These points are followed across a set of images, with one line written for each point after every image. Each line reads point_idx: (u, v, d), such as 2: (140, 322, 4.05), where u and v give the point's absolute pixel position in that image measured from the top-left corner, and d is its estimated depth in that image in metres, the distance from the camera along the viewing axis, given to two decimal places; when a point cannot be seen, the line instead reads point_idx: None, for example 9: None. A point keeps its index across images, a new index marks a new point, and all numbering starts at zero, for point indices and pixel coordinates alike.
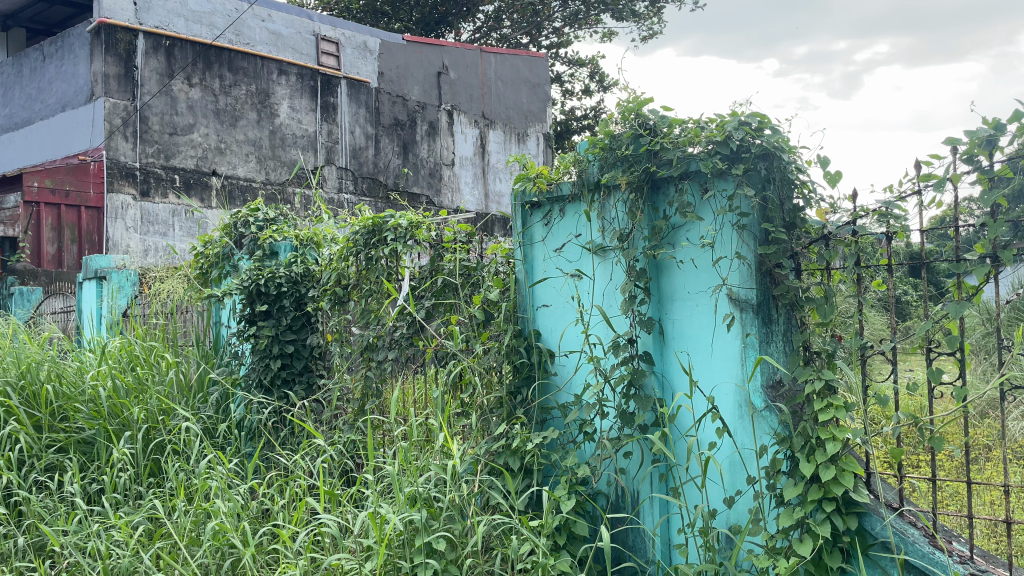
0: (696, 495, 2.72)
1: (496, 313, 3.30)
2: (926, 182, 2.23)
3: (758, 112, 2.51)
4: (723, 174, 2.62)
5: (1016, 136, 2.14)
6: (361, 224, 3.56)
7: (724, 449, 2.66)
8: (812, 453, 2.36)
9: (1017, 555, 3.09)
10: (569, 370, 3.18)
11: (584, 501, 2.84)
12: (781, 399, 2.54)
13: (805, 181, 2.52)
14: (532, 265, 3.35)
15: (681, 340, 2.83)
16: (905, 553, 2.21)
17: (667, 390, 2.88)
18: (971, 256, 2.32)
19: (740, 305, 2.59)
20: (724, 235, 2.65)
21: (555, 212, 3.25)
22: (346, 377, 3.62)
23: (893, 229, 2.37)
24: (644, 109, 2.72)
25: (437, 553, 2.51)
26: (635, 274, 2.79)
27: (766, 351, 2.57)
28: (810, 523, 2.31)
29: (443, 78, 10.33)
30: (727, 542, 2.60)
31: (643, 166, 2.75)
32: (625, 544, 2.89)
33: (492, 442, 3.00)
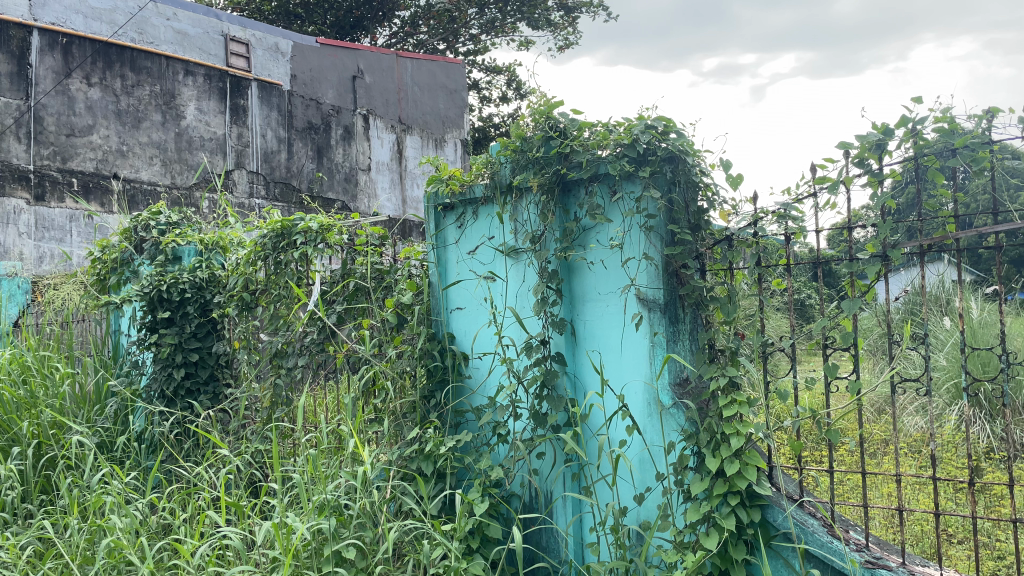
0: (608, 493, 2.75)
1: (410, 317, 3.24)
2: (820, 185, 2.33)
3: (663, 117, 2.56)
4: (630, 176, 2.66)
5: (903, 141, 2.25)
6: (270, 227, 3.47)
7: (634, 447, 2.70)
8: (717, 448, 2.41)
9: (911, 542, 3.23)
10: (483, 373, 3.18)
11: (498, 504, 2.83)
12: (687, 396, 2.59)
13: (708, 184, 2.59)
14: (446, 267, 3.34)
15: (592, 340, 2.86)
16: (805, 543, 2.29)
17: (579, 390, 2.91)
18: (863, 256, 2.43)
19: (648, 304, 2.64)
20: (632, 236, 2.69)
21: (468, 214, 3.23)
22: (254, 386, 3.53)
23: (791, 230, 2.47)
24: (554, 111, 2.73)
25: (347, 561, 2.45)
26: (547, 275, 2.80)
27: (673, 349, 2.62)
28: (716, 517, 2.35)
29: (359, 82, 10.18)
30: (637, 539, 2.63)
31: (554, 168, 2.76)
32: (538, 545, 2.90)
33: (405, 447, 2.96)
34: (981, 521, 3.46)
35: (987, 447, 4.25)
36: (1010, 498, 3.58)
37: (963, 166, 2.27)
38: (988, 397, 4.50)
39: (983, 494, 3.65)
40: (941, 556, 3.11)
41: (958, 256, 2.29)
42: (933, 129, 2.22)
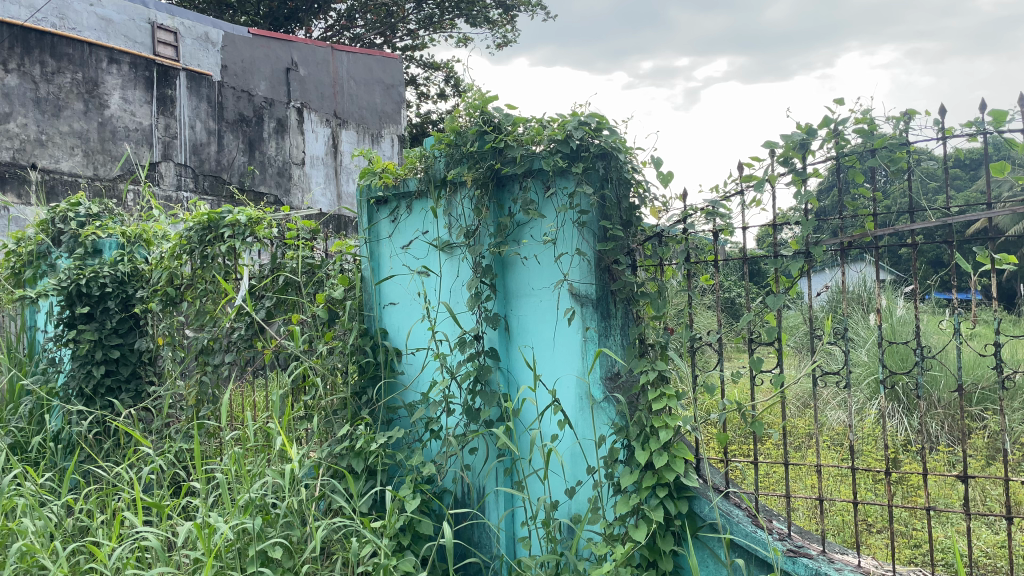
0: (539, 488, 2.75)
1: (341, 312, 3.21)
2: (747, 183, 2.38)
3: (596, 113, 2.57)
4: (564, 172, 2.66)
5: (825, 141, 2.31)
6: (195, 219, 3.35)
7: (566, 441, 2.71)
8: (646, 441, 2.43)
9: (832, 532, 3.33)
10: (416, 369, 3.15)
11: (429, 500, 2.81)
12: (618, 390, 2.61)
13: (639, 181, 2.62)
14: (379, 261, 3.30)
15: (525, 334, 2.86)
16: (730, 533, 2.33)
17: (512, 384, 2.90)
18: (787, 252, 2.49)
19: (581, 300, 2.65)
20: (566, 232, 2.69)
21: (402, 208, 3.19)
22: (178, 383, 3.42)
23: (719, 227, 2.51)
24: (489, 106, 2.70)
25: (273, 562, 2.40)
26: (481, 270, 2.79)
27: (605, 344, 2.64)
28: (645, 509, 2.38)
29: (293, 74, 9.98)
30: (568, 532, 2.64)
31: (488, 163, 2.75)
32: (470, 541, 2.89)
33: (336, 444, 2.91)
34: (898, 510, 3.59)
35: (904, 440, 4.42)
36: (925, 488, 3.73)
37: (881, 166, 2.35)
38: (905, 390, 4.68)
39: (900, 485, 3.79)
40: (860, 545, 3.22)
41: (876, 254, 2.37)
42: (853, 129, 2.28)
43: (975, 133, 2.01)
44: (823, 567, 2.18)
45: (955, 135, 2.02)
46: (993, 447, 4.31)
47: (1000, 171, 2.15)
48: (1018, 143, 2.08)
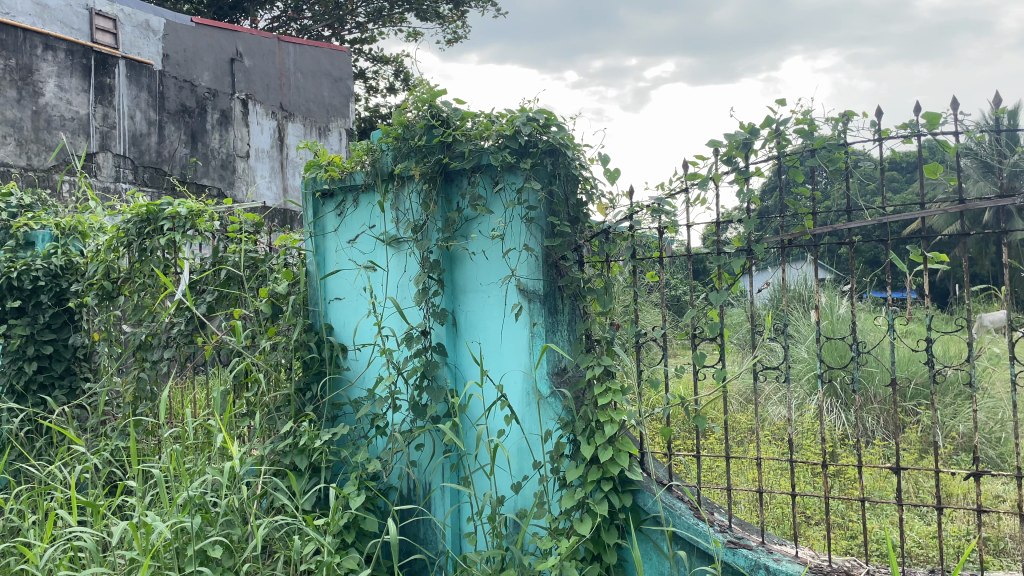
0: (485, 483, 2.75)
1: (285, 307, 3.16)
2: (692, 181, 2.41)
3: (545, 109, 2.57)
4: (512, 167, 2.65)
5: (767, 140, 2.35)
6: (133, 211, 3.26)
7: (512, 436, 2.71)
8: (592, 436, 2.45)
9: (772, 524, 3.41)
10: (361, 365, 3.11)
11: (374, 497, 2.78)
12: (565, 385, 2.62)
13: (587, 178, 2.63)
14: (324, 256, 3.25)
15: (472, 330, 2.85)
16: (673, 526, 2.36)
17: (459, 380, 2.88)
18: (730, 249, 2.53)
19: (528, 295, 2.66)
20: (514, 228, 2.69)
21: (348, 202, 3.15)
22: (115, 379, 3.33)
23: (664, 224, 2.54)
24: (437, 100, 2.68)
25: (212, 561, 2.36)
26: (429, 265, 2.76)
27: (552, 339, 2.65)
28: (590, 502, 2.39)
29: (237, 65, 9.76)
30: (514, 527, 2.64)
31: (436, 158, 2.72)
32: (416, 537, 2.87)
33: (278, 441, 2.87)
34: (834, 502, 3.70)
35: (842, 434, 4.55)
36: (861, 481, 3.84)
37: (821, 166, 2.41)
38: (843, 386, 4.81)
39: (837, 478, 3.90)
40: (798, 536, 3.30)
41: (815, 252, 2.43)
42: (794, 129, 2.33)
43: (910, 135, 2.07)
44: (762, 559, 2.23)
45: (891, 136, 2.08)
46: (925, 440, 4.46)
47: (933, 172, 2.22)
48: (949, 145, 2.15)
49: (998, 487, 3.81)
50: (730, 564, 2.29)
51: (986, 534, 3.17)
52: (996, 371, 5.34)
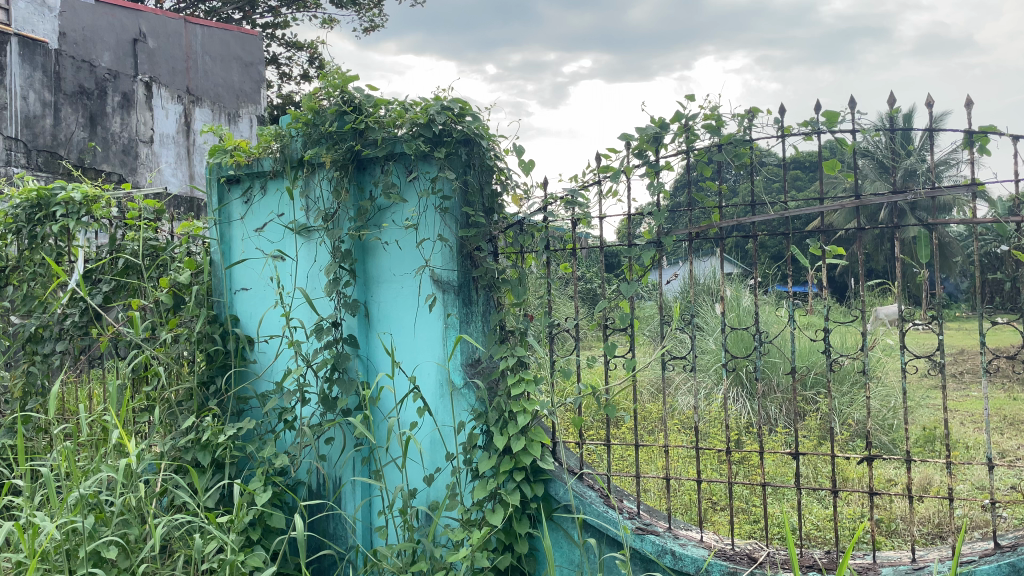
0: (397, 476, 2.72)
1: (187, 298, 3.06)
2: (604, 173, 2.42)
3: (459, 98, 2.53)
4: (426, 156, 2.60)
5: (677, 134, 2.39)
6: (22, 196, 3.04)
7: (424, 428, 2.67)
8: (504, 426, 2.44)
9: (680, 510, 3.49)
10: (269, 357, 3.03)
11: (282, 493, 2.71)
12: (478, 375, 2.61)
13: (502, 169, 2.63)
14: (230, 245, 3.15)
15: (385, 321, 2.78)
16: (583, 513, 2.38)
17: (371, 372, 2.81)
18: (640, 242, 2.56)
19: (442, 286, 2.61)
20: (428, 218, 2.64)
21: (255, 189, 3.04)
22: (2, 373, 3.14)
23: (578, 216, 2.54)
24: (349, 86, 2.59)
25: (106, 562, 2.26)
26: (340, 255, 2.67)
27: (466, 330, 2.62)
28: (501, 493, 2.39)
29: (141, 46, 8.62)
30: (426, 519, 2.62)
31: (348, 145, 2.64)
32: (325, 533, 2.82)
33: (179, 437, 2.76)
34: (738, 488, 3.82)
35: (747, 422, 4.71)
36: (763, 467, 3.98)
37: (727, 161, 2.46)
38: (748, 375, 4.98)
39: (741, 465, 4.03)
40: (704, 522, 3.39)
41: (721, 245, 2.48)
42: (703, 125, 2.35)
43: (811, 132, 2.14)
44: (669, 544, 2.26)
45: (793, 134, 2.14)
46: (823, 427, 4.66)
47: (832, 169, 2.30)
48: (847, 144, 2.23)
49: (890, 472, 4.01)
50: (638, 550, 2.32)
51: (879, 516, 3.32)
52: (887, 361, 5.62)
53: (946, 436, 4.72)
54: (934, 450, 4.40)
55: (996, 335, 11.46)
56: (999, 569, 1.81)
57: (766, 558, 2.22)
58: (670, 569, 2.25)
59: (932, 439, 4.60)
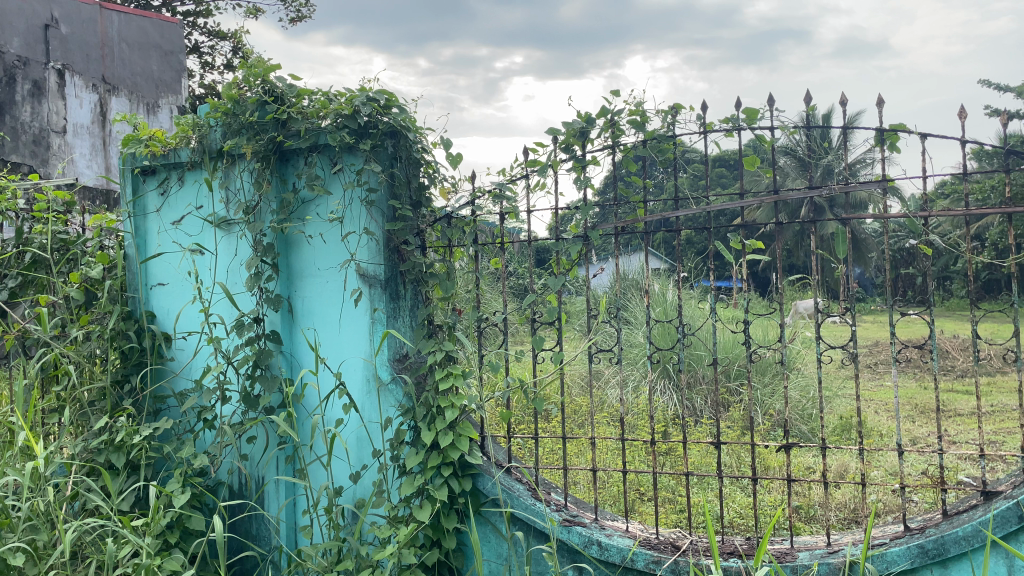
0: (322, 474, 2.66)
1: (100, 294, 2.93)
2: (531, 167, 2.42)
3: (385, 90, 2.47)
4: (351, 148, 2.54)
5: (604, 129, 2.39)
6: None
7: (350, 425, 2.62)
8: (432, 421, 2.42)
9: (608, 501, 3.52)
10: (187, 355, 2.94)
11: (202, 494, 2.62)
12: (406, 371, 2.58)
13: (429, 162, 2.60)
14: (145, 238, 3.04)
15: (309, 317, 2.71)
16: (511, 507, 2.38)
17: (295, 368, 2.75)
18: (567, 236, 2.55)
19: (368, 280, 2.56)
20: (353, 211, 2.58)
21: (172, 180, 2.94)
22: None
23: (506, 210, 2.52)
24: (270, 75, 2.51)
25: (13, 569, 2.15)
26: (262, 249, 2.59)
27: (393, 325, 2.58)
28: (429, 489, 2.36)
29: (52, 32, 7.89)
30: (353, 517, 2.57)
31: (270, 136, 2.56)
32: (248, 534, 2.75)
33: (92, 438, 2.65)
34: (664, 478, 3.88)
35: (673, 413, 4.79)
36: (688, 458, 4.05)
37: (651, 156, 2.49)
38: (674, 367, 5.07)
39: (666, 455, 4.10)
40: (632, 513, 3.43)
41: (646, 240, 2.49)
42: (628, 121, 2.36)
43: (731, 128, 2.18)
44: (595, 535, 2.28)
45: (715, 130, 2.17)
46: (745, 418, 4.78)
47: (751, 165, 2.34)
48: (766, 141, 2.24)
49: (809, 460, 4.13)
50: (565, 542, 2.33)
51: (799, 503, 3.42)
52: (805, 353, 5.81)
53: (860, 424, 4.90)
54: (850, 437, 4.57)
55: (906, 327, 12.00)
56: (909, 551, 1.87)
57: (688, 547, 2.26)
58: (596, 560, 2.26)
59: (848, 427, 4.78)
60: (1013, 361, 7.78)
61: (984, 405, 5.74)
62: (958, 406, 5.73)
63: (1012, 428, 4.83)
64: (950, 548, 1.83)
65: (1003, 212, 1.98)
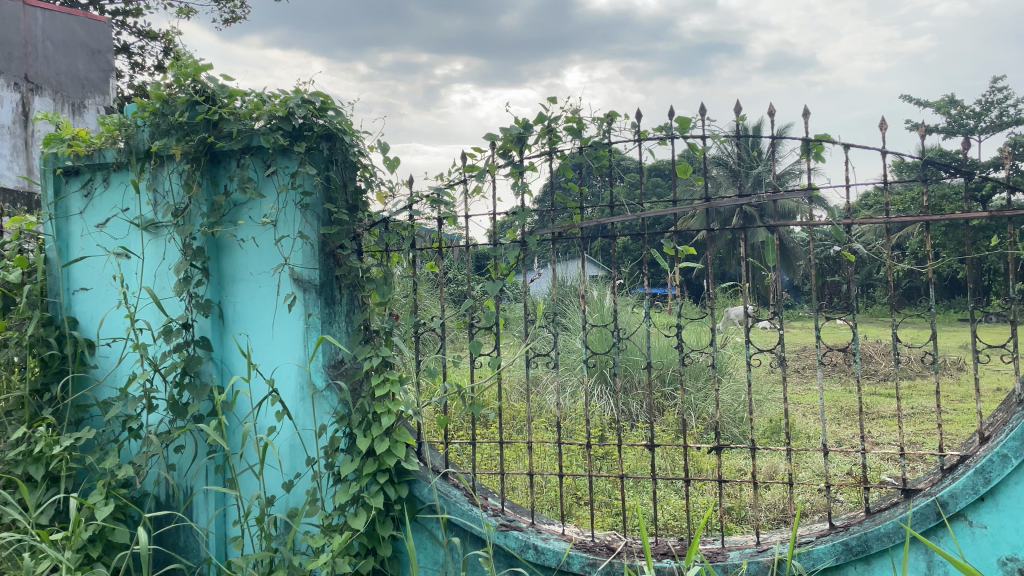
0: (253, 484, 2.60)
1: (18, 299, 2.82)
2: (469, 173, 2.41)
3: (321, 92, 2.44)
4: (286, 151, 2.50)
5: (541, 135, 2.41)
6: None
7: (283, 433, 2.57)
8: (368, 428, 2.38)
9: (545, 506, 3.53)
10: (112, 362, 2.84)
11: (127, 506, 2.53)
12: (341, 377, 2.54)
13: (366, 166, 2.57)
14: (68, 241, 2.94)
15: (241, 322, 2.65)
16: (448, 513, 2.37)
17: (226, 376, 2.68)
18: (505, 241, 2.55)
19: (303, 285, 2.52)
20: (287, 214, 2.54)
21: (97, 181, 2.84)
22: None
23: (444, 215, 2.51)
24: (202, 75, 2.44)
25: None
26: (192, 253, 2.52)
27: (328, 331, 2.53)
28: (364, 496, 2.33)
29: None
30: (285, 527, 2.52)
31: (201, 137, 2.50)
32: (176, 546, 2.67)
33: (9, 449, 2.53)
34: (600, 482, 3.93)
35: (610, 419, 4.85)
36: (624, 462, 4.11)
37: (587, 163, 2.51)
38: (610, 373, 5.13)
39: (602, 459, 4.15)
40: (569, 517, 3.45)
41: (582, 245, 2.51)
42: (565, 128, 2.38)
43: (665, 137, 2.22)
44: (532, 539, 2.28)
45: (649, 138, 2.21)
46: (679, 421, 4.87)
47: (684, 172, 2.38)
48: (698, 149, 2.29)
49: (740, 462, 4.23)
50: (502, 547, 2.32)
51: (730, 505, 3.49)
52: (737, 357, 5.95)
53: (789, 427, 5.05)
54: (779, 440, 4.70)
55: (832, 332, 12.43)
56: (834, 548, 1.93)
57: (623, 549, 2.28)
58: (533, 564, 2.27)
59: (777, 430, 4.91)
60: (931, 365, 8.13)
61: (904, 408, 5.98)
62: (881, 409, 5.96)
63: (930, 429, 5.04)
64: (873, 545, 1.89)
65: (922, 221, 2.06)
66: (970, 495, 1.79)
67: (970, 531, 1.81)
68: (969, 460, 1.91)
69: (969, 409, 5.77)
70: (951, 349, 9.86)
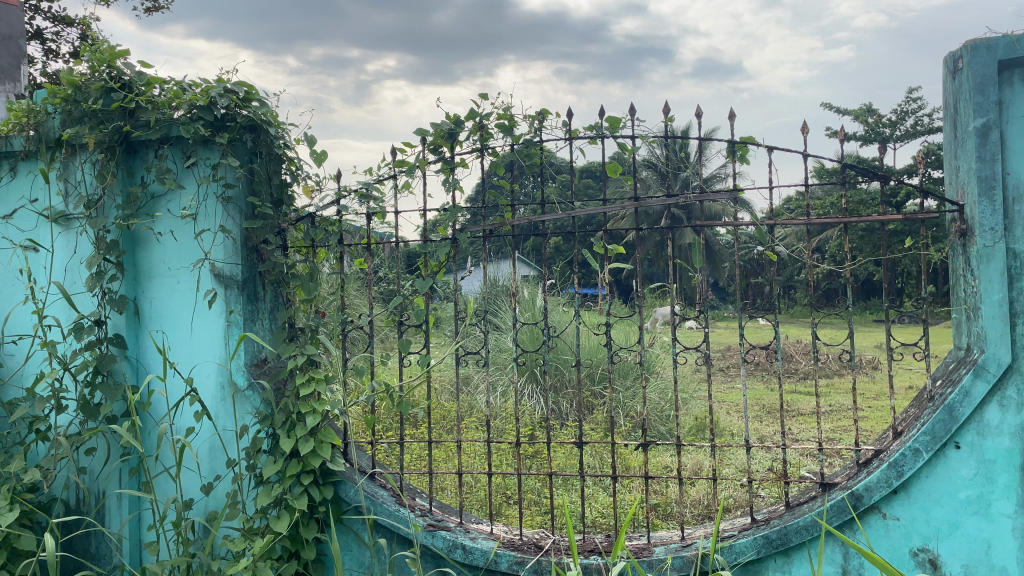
0: (170, 486, 2.50)
1: None
2: (399, 168, 2.37)
3: (245, 82, 2.36)
4: (207, 142, 2.41)
5: (472, 132, 2.38)
6: None
7: (202, 434, 2.48)
8: (292, 428, 2.31)
9: (473, 506, 3.51)
10: (18, 360, 2.70)
11: (33, 512, 2.41)
12: (264, 376, 2.46)
13: (292, 159, 2.50)
14: None
15: (158, 319, 2.54)
16: (373, 514, 2.33)
17: (141, 375, 2.56)
18: (435, 238, 2.52)
19: (224, 281, 2.43)
20: (208, 208, 2.45)
21: (3, 170, 2.69)
22: None
23: (372, 211, 2.45)
24: (117, 61, 2.33)
25: None
26: (105, 247, 2.41)
27: (250, 329, 2.46)
28: (288, 499, 2.26)
29: None
30: (204, 531, 2.43)
31: (116, 125, 2.39)
32: (87, 553, 2.55)
33: None
34: (529, 480, 3.94)
35: (540, 417, 4.87)
36: (553, 460, 4.12)
37: (518, 161, 2.50)
38: (541, 372, 5.14)
39: (532, 458, 4.16)
40: (497, 516, 3.43)
41: (513, 243, 2.48)
42: (496, 125, 2.36)
43: (595, 137, 2.23)
44: (459, 539, 2.26)
45: (580, 137, 2.21)
46: (607, 420, 4.93)
47: (614, 172, 2.38)
48: (628, 149, 2.30)
49: (667, 459, 4.30)
50: (429, 547, 2.29)
51: (656, 501, 3.54)
52: (663, 356, 6.05)
53: (713, 424, 5.16)
54: (704, 437, 4.80)
55: (755, 332, 12.79)
56: (755, 542, 1.97)
57: (551, 546, 2.28)
58: (460, 563, 2.25)
59: (702, 428, 5.02)
60: (847, 363, 8.44)
61: (822, 405, 6.19)
62: (800, 406, 6.16)
63: (847, 425, 5.23)
64: (792, 538, 1.94)
65: (843, 223, 2.10)
66: (883, 488, 1.85)
67: (884, 524, 1.87)
68: (884, 454, 1.97)
69: (882, 405, 6.02)
70: (865, 348, 10.27)
